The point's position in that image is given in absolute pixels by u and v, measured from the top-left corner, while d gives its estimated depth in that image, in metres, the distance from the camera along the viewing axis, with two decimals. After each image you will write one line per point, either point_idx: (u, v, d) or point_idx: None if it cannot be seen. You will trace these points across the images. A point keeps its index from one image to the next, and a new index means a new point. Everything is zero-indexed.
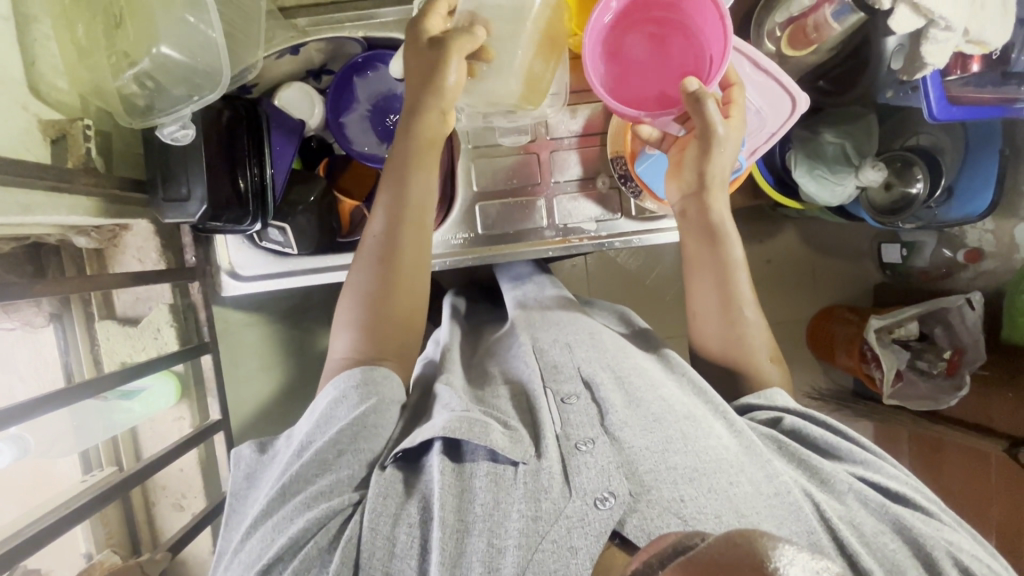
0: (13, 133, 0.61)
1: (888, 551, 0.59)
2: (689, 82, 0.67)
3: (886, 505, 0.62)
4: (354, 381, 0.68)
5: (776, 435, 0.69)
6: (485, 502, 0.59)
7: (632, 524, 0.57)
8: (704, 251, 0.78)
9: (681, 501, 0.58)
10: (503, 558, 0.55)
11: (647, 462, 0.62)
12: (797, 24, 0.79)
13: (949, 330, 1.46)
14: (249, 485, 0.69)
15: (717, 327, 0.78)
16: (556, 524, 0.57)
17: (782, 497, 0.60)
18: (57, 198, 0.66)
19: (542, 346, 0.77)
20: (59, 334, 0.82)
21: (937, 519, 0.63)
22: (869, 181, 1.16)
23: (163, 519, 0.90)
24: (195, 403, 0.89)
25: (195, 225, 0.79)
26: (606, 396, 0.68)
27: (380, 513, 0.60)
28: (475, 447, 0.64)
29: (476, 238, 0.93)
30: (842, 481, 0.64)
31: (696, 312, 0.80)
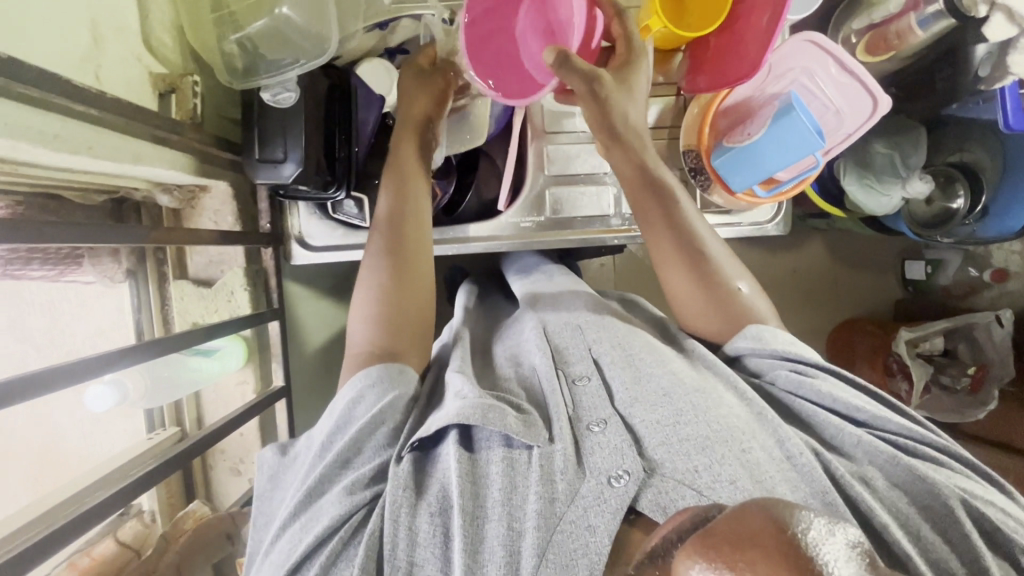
0: (128, 82, 0.62)
1: (901, 507, 0.57)
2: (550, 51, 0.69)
3: (896, 456, 0.59)
4: (371, 380, 0.64)
5: (794, 400, 0.67)
6: (502, 488, 0.56)
7: (648, 498, 0.54)
8: (670, 213, 0.75)
9: (695, 471, 0.56)
10: (524, 542, 0.52)
11: (655, 436, 0.59)
12: (879, 30, 0.81)
13: (974, 346, 1.48)
14: (274, 486, 0.64)
15: (711, 308, 0.74)
16: (573, 505, 0.54)
17: (794, 462, 0.58)
18: (161, 150, 0.66)
19: (555, 328, 0.77)
20: (133, 290, 0.83)
21: (949, 467, 0.61)
22: (914, 193, 1.17)
23: (221, 483, 0.91)
24: (259, 369, 0.89)
25: (279, 190, 0.79)
26: (615, 376, 0.68)
27: (397, 502, 0.56)
28: (489, 435, 0.61)
29: (542, 222, 0.95)
30: (851, 437, 0.62)
31: (682, 303, 0.76)
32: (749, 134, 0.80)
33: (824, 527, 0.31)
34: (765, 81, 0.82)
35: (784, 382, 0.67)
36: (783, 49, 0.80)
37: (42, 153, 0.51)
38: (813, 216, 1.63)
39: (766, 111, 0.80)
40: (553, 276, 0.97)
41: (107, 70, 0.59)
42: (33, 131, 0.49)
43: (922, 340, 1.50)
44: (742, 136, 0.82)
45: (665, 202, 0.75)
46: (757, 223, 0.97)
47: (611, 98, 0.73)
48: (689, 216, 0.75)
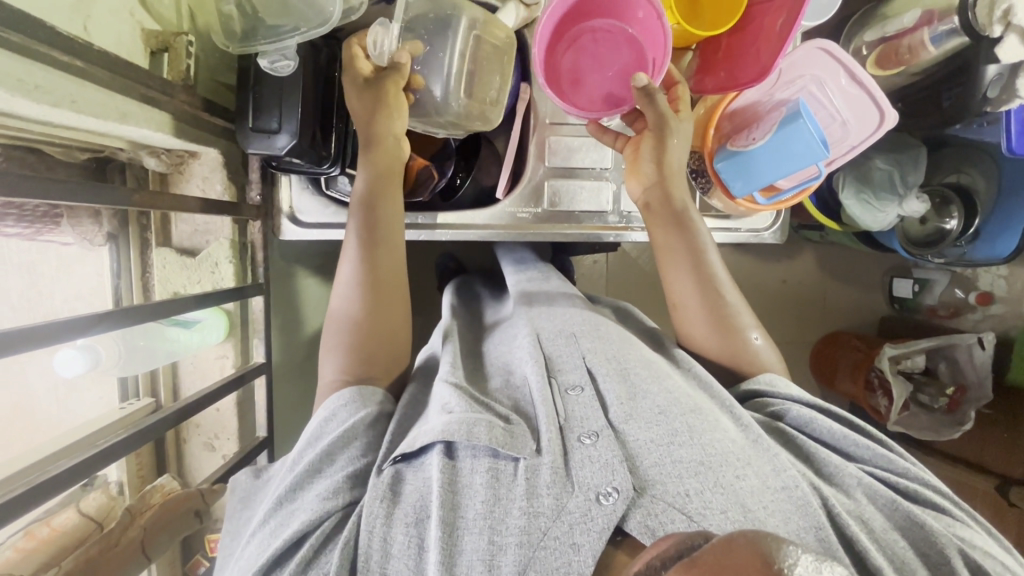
0: (119, 36, 0.59)
1: (896, 548, 0.57)
2: (641, 78, 0.70)
3: (895, 501, 0.61)
4: (344, 400, 0.67)
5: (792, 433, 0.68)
6: (484, 500, 0.55)
7: (636, 519, 0.53)
8: (674, 236, 0.78)
9: (687, 495, 0.55)
10: (503, 555, 0.51)
11: (649, 457, 0.59)
12: (890, 43, 0.81)
13: (954, 367, 1.50)
14: (244, 509, 0.66)
15: (711, 335, 0.78)
16: (558, 520, 0.53)
17: (791, 492, 0.58)
18: (150, 110, 0.63)
19: (548, 337, 0.75)
20: (113, 254, 0.80)
21: (950, 515, 0.62)
22: (910, 212, 1.19)
23: (194, 457, 0.89)
24: (240, 344, 0.87)
25: (272, 161, 0.77)
26: (608, 388, 0.66)
27: (374, 512, 0.56)
28: (474, 446, 0.60)
29: (540, 213, 0.93)
30: (852, 476, 0.63)
31: (684, 317, 0.79)
32: (756, 138, 0.79)
33: (813, 565, 0.31)
34: (775, 86, 0.81)
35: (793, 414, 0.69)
36: (795, 54, 0.78)
37: (22, 104, 0.48)
38: (806, 227, 1.63)
39: (773, 116, 0.78)
40: (546, 280, 0.95)
41: (96, 21, 0.56)
42: (12, 79, 0.46)
43: (904, 357, 1.50)
44: (746, 140, 0.81)
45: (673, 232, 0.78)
46: (754, 229, 0.96)
47: (672, 138, 0.77)
48: (687, 233, 0.78)
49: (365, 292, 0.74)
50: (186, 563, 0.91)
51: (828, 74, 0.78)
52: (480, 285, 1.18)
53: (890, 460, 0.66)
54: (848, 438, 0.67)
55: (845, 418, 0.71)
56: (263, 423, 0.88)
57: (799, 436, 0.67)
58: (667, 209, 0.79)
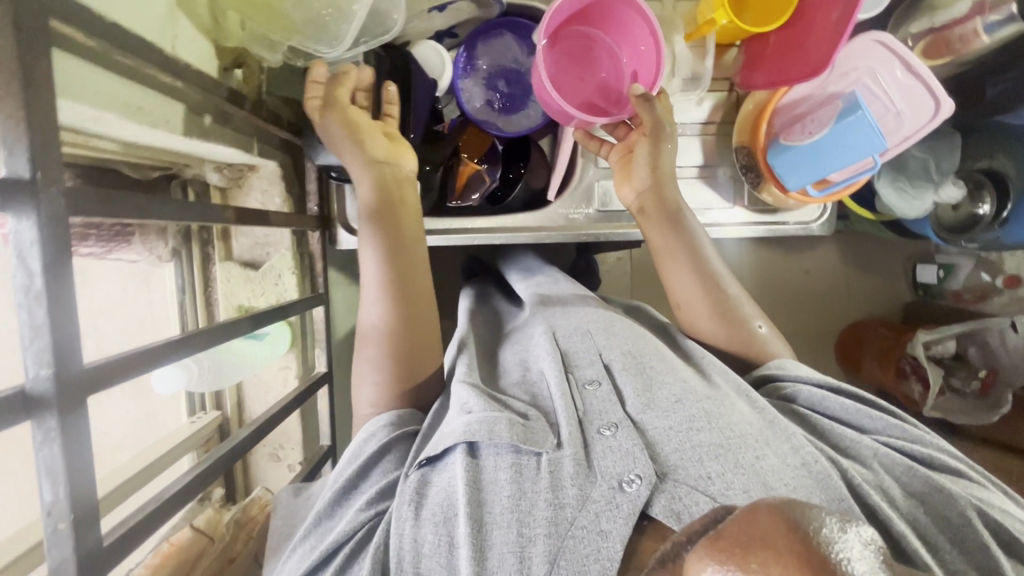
0: (200, 54, 0.59)
1: (918, 515, 0.58)
2: (638, 87, 0.79)
3: (912, 467, 0.61)
4: (387, 421, 0.65)
5: (802, 411, 0.68)
6: (510, 494, 0.55)
7: (661, 504, 0.54)
8: (671, 236, 0.80)
9: (710, 477, 0.56)
10: (533, 547, 0.51)
11: (670, 443, 0.59)
12: (939, 34, 0.82)
13: (986, 351, 1.51)
14: (286, 525, 0.67)
15: (719, 327, 0.78)
16: (584, 510, 0.53)
17: (810, 467, 0.59)
18: (227, 126, 0.64)
19: (564, 334, 0.76)
20: (178, 271, 0.80)
21: (965, 478, 0.63)
22: (946, 198, 1.20)
23: (257, 469, 0.90)
24: (302, 354, 0.87)
25: (335, 170, 0.77)
26: (625, 382, 0.67)
27: (402, 515, 0.56)
28: (495, 444, 0.60)
29: (589, 215, 0.94)
30: (868, 447, 0.64)
31: (691, 312, 0.79)
32: (811, 132, 0.81)
33: (837, 525, 0.28)
34: (828, 79, 0.81)
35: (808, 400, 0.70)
36: (851, 46, 0.78)
37: (126, 125, 0.49)
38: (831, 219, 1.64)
39: (829, 109, 0.80)
40: (557, 283, 0.96)
41: (182, 39, 0.56)
42: (120, 102, 0.47)
43: (936, 342, 1.51)
44: (800, 135, 0.82)
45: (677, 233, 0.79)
46: (805, 222, 0.97)
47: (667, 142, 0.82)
48: (680, 230, 0.80)
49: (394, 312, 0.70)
50: None
51: (882, 64, 0.78)
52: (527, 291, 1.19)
53: (899, 429, 0.67)
54: (858, 414, 0.68)
55: (856, 394, 0.71)
56: (327, 432, 0.88)
57: (813, 420, 0.67)
58: (663, 209, 0.81)
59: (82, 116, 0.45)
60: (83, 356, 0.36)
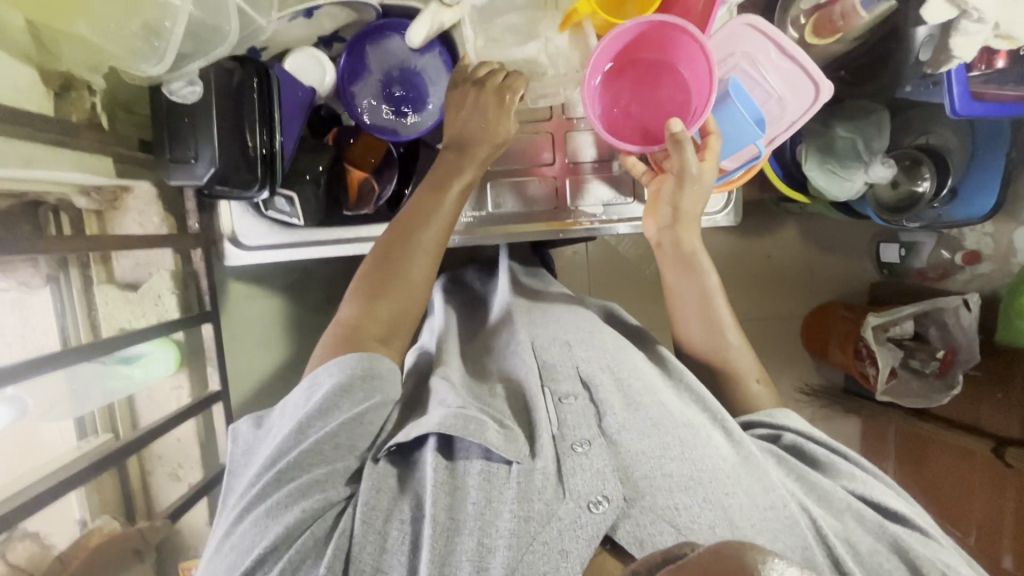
0: (13, 82, 0.58)
1: (882, 569, 0.57)
2: (673, 123, 0.69)
3: (883, 524, 0.60)
4: (357, 369, 0.63)
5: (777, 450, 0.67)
6: (477, 500, 0.56)
7: (625, 530, 0.55)
8: (683, 278, 0.77)
9: (676, 509, 0.56)
10: (493, 556, 0.52)
11: (641, 468, 0.59)
12: (824, 11, 0.77)
13: (944, 331, 1.45)
14: (244, 461, 0.65)
15: (700, 331, 0.78)
16: (548, 525, 0.54)
17: (779, 512, 0.57)
18: (57, 152, 0.63)
19: (542, 344, 0.74)
20: (55, 296, 0.80)
21: (937, 541, 0.61)
22: (877, 178, 1.15)
23: (159, 488, 0.89)
24: (193, 372, 0.87)
25: (203, 191, 0.76)
26: (604, 398, 0.66)
27: (374, 505, 0.56)
28: (469, 446, 0.60)
29: (485, 216, 0.92)
30: (841, 499, 0.62)
31: (683, 315, 0.78)
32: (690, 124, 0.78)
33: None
34: None
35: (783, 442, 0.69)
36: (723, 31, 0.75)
37: None
38: (783, 201, 1.59)
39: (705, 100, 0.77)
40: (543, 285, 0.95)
41: None
42: None
43: (891, 324, 1.48)
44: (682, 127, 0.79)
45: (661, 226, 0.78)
46: (707, 214, 0.94)
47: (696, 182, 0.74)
48: (686, 261, 0.77)
49: (359, 308, 0.70)
50: None
51: (756, 49, 0.75)
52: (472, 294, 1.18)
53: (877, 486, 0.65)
54: (837, 464, 0.66)
55: (839, 448, 0.69)
56: (225, 449, 0.88)
57: (789, 460, 0.66)
58: (677, 250, 0.78)
59: None
60: None
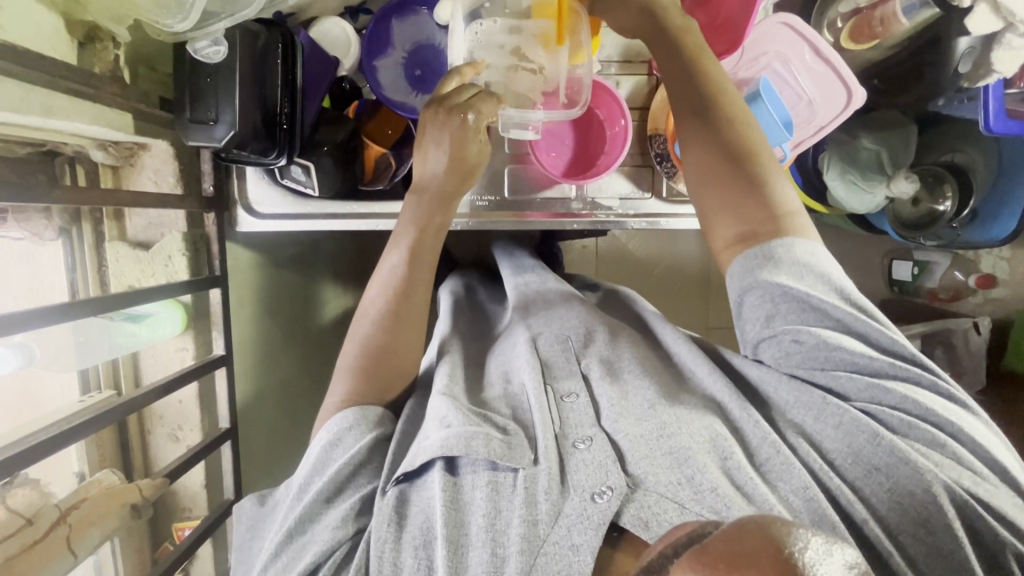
0: (41, 29, 0.57)
1: (883, 491, 0.57)
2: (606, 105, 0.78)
3: (878, 435, 0.58)
4: (347, 423, 0.67)
5: (786, 285, 0.60)
6: (486, 513, 0.57)
7: (630, 513, 0.55)
8: (691, 121, 0.69)
9: (679, 484, 0.57)
10: (507, 564, 0.53)
11: (639, 450, 0.60)
12: (862, 16, 0.76)
13: (951, 353, 1.42)
14: (253, 537, 0.68)
15: (725, 195, 0.66)
16: (556, 525, 0.55)
17: (775, 461, 0.60)
18: (79, 104, 0.63)
19: (544, 340, 0.75)
20: (67, 249, 0.80)
21: (942, 452, 0.58)
22: (898, 193, 1.15)
23: (158, 448, 0.90)
24: (199, 336, 0.87)
25: (220, 154, 0.75)
26: (603, 391, 0.68)
27: (383, 537, 0.57)
28: (473, 462, 0.61)
29: (502, 201, 0.91)
30: (830, 416, 0.61)
31: (702, 201, 0.68)
32: None
33: (823, 546, 0.33)
34: (739, 63, 0.75)
35: (785, 257, 0.61)
36: (760, 28, 0.73)
37: None
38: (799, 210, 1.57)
39: (735, 98, 0.75)
40: (544, 284, 0.93)
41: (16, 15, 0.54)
42: None
43: None
44: None
45: (688, 98, 0.69)
46: None
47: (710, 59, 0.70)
48: (716, 124, 0.67)
49: (379, 332, 0.74)
50: (154, 550, 0.92)
51: (791, 46, 0.74)
52: (481, 282, 1.17)
53: (895, 394, 0.60)
54: (849, 369, 0.61)
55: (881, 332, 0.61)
56: (226, 415, 0.88)
57: (803, 303, 0.60)
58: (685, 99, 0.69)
59: None
60: None
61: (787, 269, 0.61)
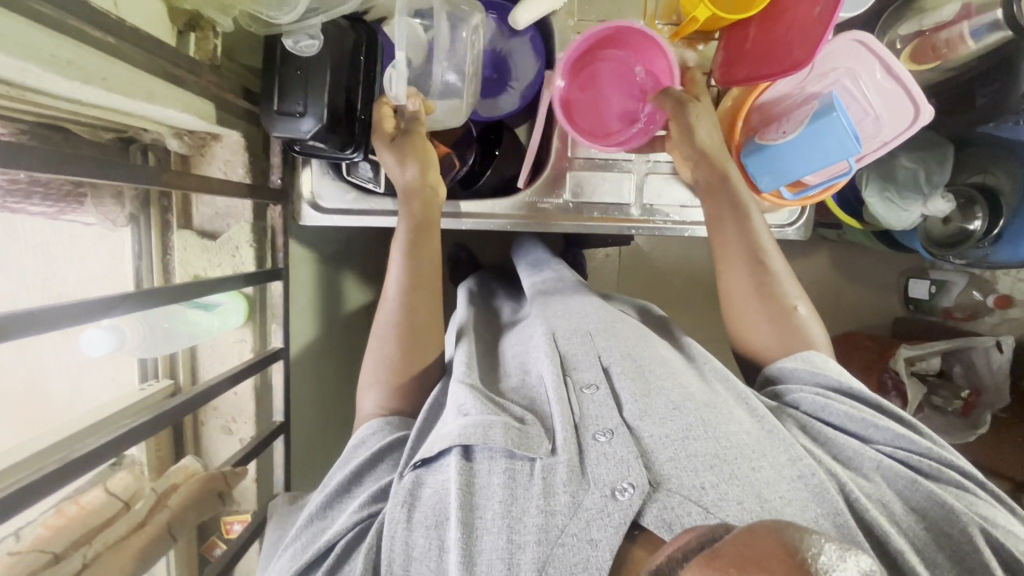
0: (149, 17, 0.58)
1: (906, 529, 0.57)
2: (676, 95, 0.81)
3: (915, 480, 0.60)
4: (374, 429, 0.68)
5: (820, 375, 0.69)
6: (502, 500, 0.54)
7: (652, 513, 0.53)
8: (726, 211, 0.77)
9: (703, 488, 0.54)
10: (522, 553, 0.51)
11: (665, 452, 0.58)
12: (926, 38, 0.81)
13: (970, 371, 1.45)
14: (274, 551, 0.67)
15: (775, 323, 0.74)
16: (575, 518, 0.52)
17: (807, 480, 0.57)
18: (176, 91, 0.63)
19: (563, 334, 0.73)
20: (135, 237, 0.80)
21: (972, 494, 0.61)
22: (935, 212, 1.16)
23: (211, 440, 0.89)
24: (258, 328, 0.87)
25: (297, 146, 0.76)
26: (625, 387, 0.65)
27: (395, 518, 0.55)
28: (490, 448, 0.58)
29: (563, 205, 0.92)
30: (869, 460, 0.62)
31: (734, 297, 0.77)
32: (785, 132, 0.78)
33: (836, 552, 0.31)
34: (806, 79, 0.79)
35: (821, 363, 0.71)
36: (830, 46, 0.76)
37: (54, 79, 0.48)
38: (824, 225, 1.59)
39: (804, 109, 0.77)
40: (562, 279, 0.93)
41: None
42: (42, 53, 0.45)
43: (919, 358, 1.45)
44: (775, 134, 0.80)
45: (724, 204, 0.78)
46: (778, 225, 0.96)
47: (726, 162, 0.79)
48: (744, 224, 0.77)
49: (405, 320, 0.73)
50: (202, 544, 0.91)
51: (856, 62, 0.76)
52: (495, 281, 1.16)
53: (910, 440, 0.64)
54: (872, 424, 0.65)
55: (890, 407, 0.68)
56: (280, 409, 0.88)
57: (836, 395, 0.68)
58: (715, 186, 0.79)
59: (7, 68, 0.45)
60: None
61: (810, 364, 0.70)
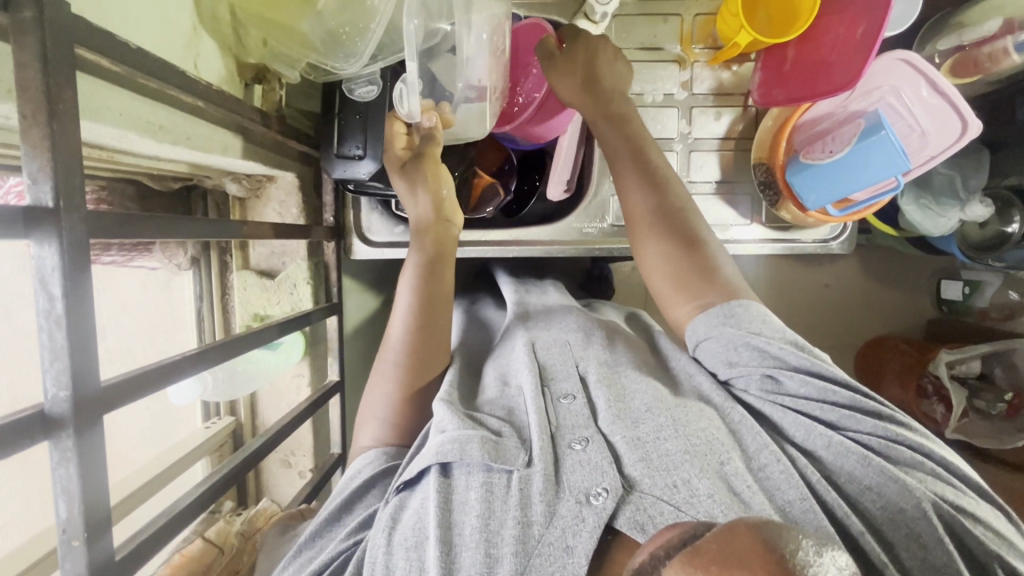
0: (223, 75, 0.61)
1: (873, 517, 0.54)
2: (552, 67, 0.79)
3: (867, 456, 0.56)
4: (369, 458, 0.67)
5: (747, 336, 0.62)
6: (479, 512, 0.53)
7: (626, 516, 0.51)
8: (641, 187, 0.72)
9: (676, 486, 0.52)
10: (500, 566, 0.48)
11: (635, 453, 0.56)
12: (967, 53, 0.80)
13: (1012, 371, 1.34)
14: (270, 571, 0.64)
15: (668, 257, 0.70)
16: (551, 527, 0.51)
17: (767, 474, 0.56)
18: (243, 141, 0.66)
19: (542, 345, 0.72)
20: (196, 279, 0.85)
21: (922, 469, 0.57)
22: (974, 217, 1.14)
23: (272, 474, 0.92)
24: (315, 362, 0.89)
25: (350, 185, 0.78)
26: (597, 393, 0.64)
27: (376, 542, 0.54)
28: (468, 463, 0.57)
29: (606, 230, 0.93)
30: (820, 438, 0.58)
31: (645, 244, 0.71)
32: (831, 151, 0.79)
33: (813, 548, 0.33)
34: (850, 97, 0.80)
35: (743, 315, 0.64)
36: (874, 65, 0.77)
37: (148, 143, 0.50)
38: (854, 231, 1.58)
39: (851, 127, 0.78)
40: (547, 293, 0.91)
41: (204, 59, 0.57)
42: (143, 121, 0.48)
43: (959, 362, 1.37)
44: (821, 153, 0.80)
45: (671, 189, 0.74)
46: (822, 240, 0.97)
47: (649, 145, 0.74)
48: (661, 191, 0.72)
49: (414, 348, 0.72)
50: None
51: (899, 79, 0.77)
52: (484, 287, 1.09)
53: (859, 419, 0.59)
54: (822, 399, 0.60)
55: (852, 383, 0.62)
56: (337, 441, 0.89)
57: (792, 372, 0.61)
58: (638, 160, 0.74)
59: (109, 138, 0.47)
60: (99, 377, 0.38)
61: (745, 324, 0.63)
